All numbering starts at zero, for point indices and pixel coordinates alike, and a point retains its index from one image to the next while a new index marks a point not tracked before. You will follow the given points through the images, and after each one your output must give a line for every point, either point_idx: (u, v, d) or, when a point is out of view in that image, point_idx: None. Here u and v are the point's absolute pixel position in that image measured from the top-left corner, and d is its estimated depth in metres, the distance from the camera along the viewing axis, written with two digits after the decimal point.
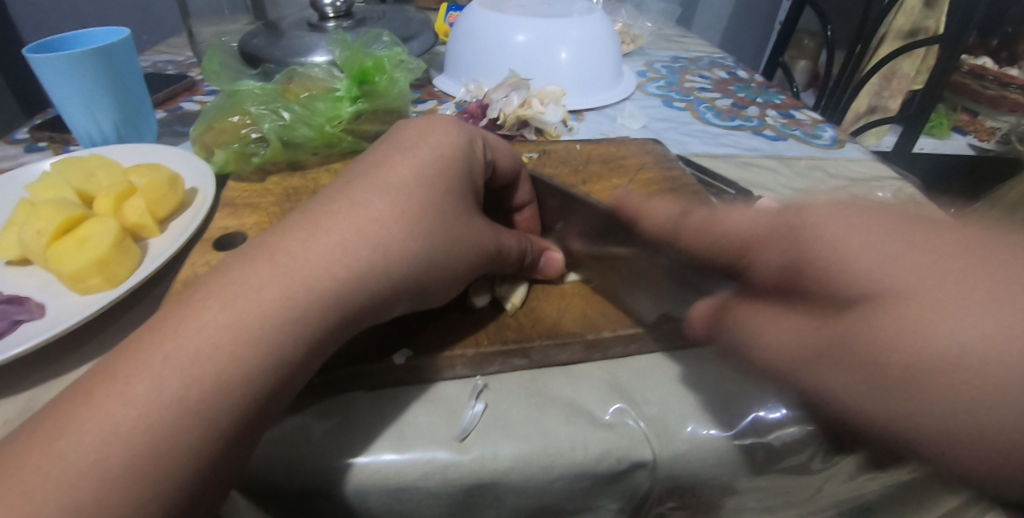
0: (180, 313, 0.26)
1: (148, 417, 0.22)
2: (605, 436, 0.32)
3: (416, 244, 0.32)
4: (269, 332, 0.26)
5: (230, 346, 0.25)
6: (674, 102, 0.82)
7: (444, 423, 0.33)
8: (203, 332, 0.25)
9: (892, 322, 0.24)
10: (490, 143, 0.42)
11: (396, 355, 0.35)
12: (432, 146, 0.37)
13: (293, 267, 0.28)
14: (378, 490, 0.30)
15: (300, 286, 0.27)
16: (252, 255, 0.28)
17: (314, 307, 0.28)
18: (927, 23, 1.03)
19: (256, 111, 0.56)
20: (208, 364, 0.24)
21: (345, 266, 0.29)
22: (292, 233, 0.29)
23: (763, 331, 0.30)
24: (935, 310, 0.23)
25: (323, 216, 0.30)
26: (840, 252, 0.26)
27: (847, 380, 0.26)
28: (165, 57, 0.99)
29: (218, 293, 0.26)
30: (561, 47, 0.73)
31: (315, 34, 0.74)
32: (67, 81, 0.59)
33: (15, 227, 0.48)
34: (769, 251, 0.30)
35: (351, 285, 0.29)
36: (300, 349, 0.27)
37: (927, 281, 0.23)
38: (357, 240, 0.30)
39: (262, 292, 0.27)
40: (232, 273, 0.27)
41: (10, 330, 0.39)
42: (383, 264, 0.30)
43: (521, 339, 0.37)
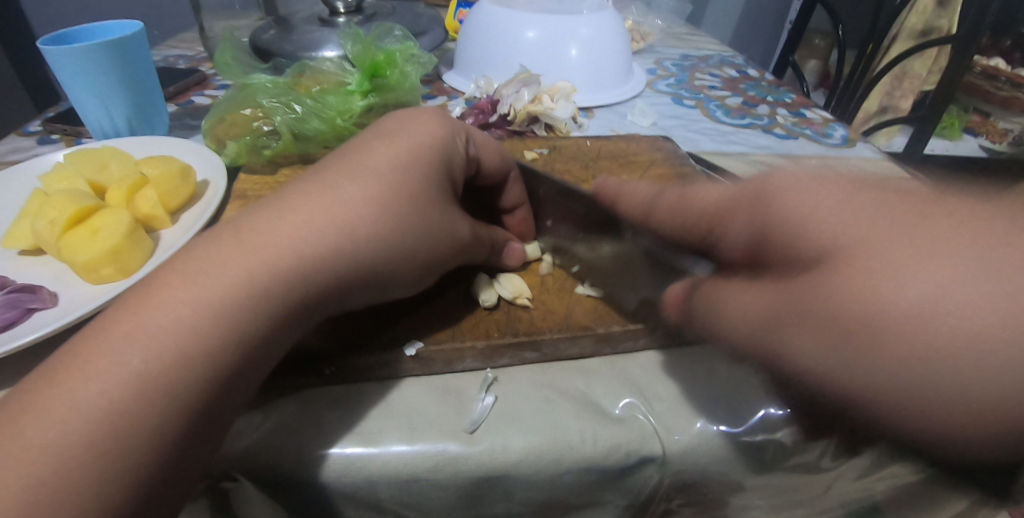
0: (146, 292, 0.25)
1: (107, 393, 0.22)
2: (616, 430, 0.32)
3: (382, 228, 0.32)
4: (228, 310, 0.26)
5: (191, 321, 0.25)
6: (684, 99, 0.81)
7: (454, 415, 0.33)
8: (167, 308, 0.25)
9: (850, 286, 0.23)
10: (474, 138, 0.42)
11: (407, 346, 0.35)
12: (411, 133, 0.37)
13: (259, 249, 0.28)
14: (384, 480, 0.30)
15: (264, 268, 0.27)
16: (217, 236, 0.29)
17: (276, 284, 0.28)
18: (941, 22, 1.01)
19: (268, 104, 0.56)
20: (172, 339, 0.24)
21: (312, 245, 0.29)
22: (261, 215, 0.30)
23: (732, 302, 0.30)
24: (909, 260, 0.21)
25: (292, 198, 0.31)
26: (805, 214, 0.25)
27: (808, 340, 0.26)
28: (176, 51, 1.00)
29: (183, 273, 0.26)
30: (571, 43, 0.73)
31: (325, 29, 0.75)
32: (81, 73, 0.60)
33: (28, 218, 0.49)
34: (736, 221, 0.29)
35: (315, 268, 0.29)
36: (263, 325, 0.27)
37: (877, 242, 0.22)
38: (324, 223, 0.30)
39: (225, 271, 0.27)
40: (198, 250, 0.28)
41: (22, 318, 0.40)
42: (350, 246, 0.30)
43: (532, 331, 0.37)
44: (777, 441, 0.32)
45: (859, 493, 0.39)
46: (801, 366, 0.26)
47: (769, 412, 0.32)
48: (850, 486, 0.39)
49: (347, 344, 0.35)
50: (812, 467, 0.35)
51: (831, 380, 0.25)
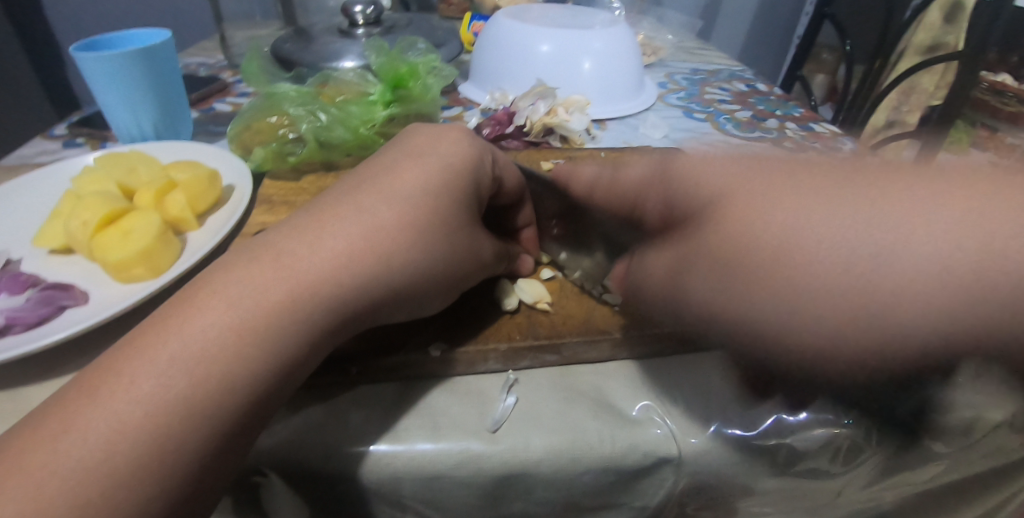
0: (188, 311, 0.27)
1: (159, 413, 0.24)
2: (634, 432, 0.33)
3: (418, 254, 0.33)
4: (275, 336, 0.27)
5: (235, 345, 0.26)
6: (695, 112, 0.83)
7: (476, 414, 0.34)
8: (214, 328, 0.26)
9: (741, 214, 0.19)
10: (500, 160, 0.43)
11: (432, 347, 0.37)
12: (440, 156, 0.38)
13: (298, 269, 0.29)
14: (409, 475, 0.31)
15: (304, 293, 0.29)
16: (256, 255, 0.30)
17: (318, 308, 0.29)
18: (948, 38, 1.03)
19: (294, 112, 0.58)
20: (219, 357, 0.26)
21: (350, 270, 0.30)
22: (298, 234, 0.31)
23: (649, 270, 0.28)
24: (797, 208, 0.17)
25: (327, 218, 0.32)
26: (697, 166, 0.24)
27: (706, 288, 0.21)
28: (198, 59, 1.02)
29: (223, 294, 0.28)
30: (584, 57, 0.75)
31: (346, 40, 0.77)
32: (111, 80, 0.62)
33: (61, 219, 0.50)
34: (654, 197, 0.29)
35: (354, 294, 0.30)
36: (301, 341, 0.29)
37: (745, 181, 0.20)
38: (361, 246, 0.31)
39: (269, 293, 0.28)
40: (238, 271, 0.29)
41: (55, 315, 0.41)
42: (386, 269, 0.32)
43: (553, 335, 0.38)
44: (790, 445, 0.34)
45: (863, 496, 0.41)
46: (703, 313, 0.22)
47: (783, 418, 0.34)
48: (858, 492, 0.40)
49: (375, 344, 0.36)
50: (821, 472, 0.36)
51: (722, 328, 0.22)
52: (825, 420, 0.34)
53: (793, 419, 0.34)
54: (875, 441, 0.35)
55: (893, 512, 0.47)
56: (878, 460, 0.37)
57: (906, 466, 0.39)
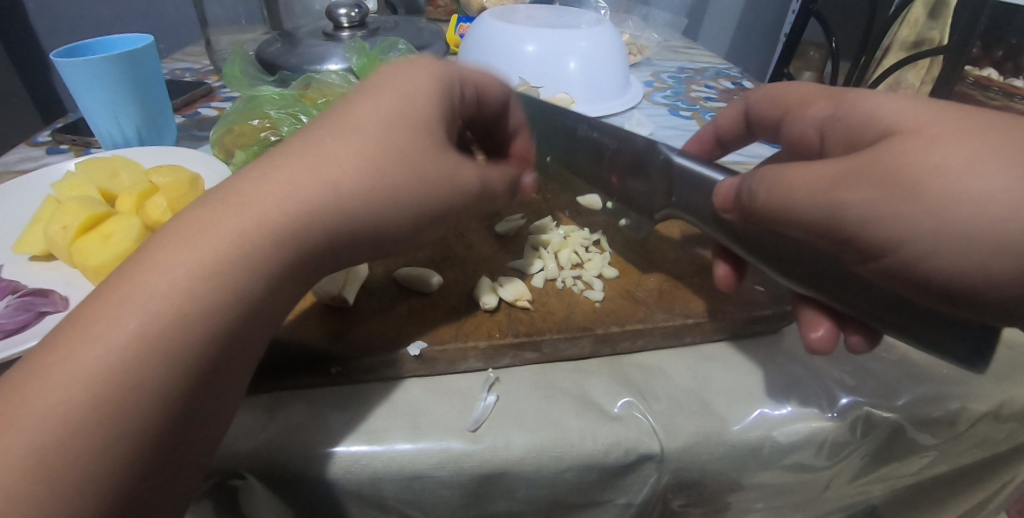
0: (136, 258, 0.26)
1: (107, 357, 0.23)
2: (615, 428, 0.33)
3: (371, 182, 0.31)
4: (228, 273, 0.26)
5: (186, 283, 0.25)
6: (681, 111, 0.83)
7: (457, 414, 0.34)
8: (154, 278, 0.25)
9: (902, 154, 0.26)
10: (469, 76, 0.41)
11: (411, 346, 0.36)
12: (399, 88, 0.35)
13: (246, 203, 0.28)
14: (388, 476, 0.31)
15: (254, 227, 0.27)
16: (209, 198, 0.29)
17: (268, 242, 0.28)
18: (932, 34, 1.01)
19: (275, 114, 0.58)
20: (169, 296, 0.24)
21: (298, 198, 0.29)
22: (251, 173, 0.30)
23: (785, 186, 0.29)
24: (955, 159, 0.25)
25: (275, 158, 0.30)
26: (873, 105, 0.29)
27: (871, 194, 0.26)
28: (184, 64, 1.02)
29: (170, 234, 0.27)
30: (570, 57, 0.75)
31: (330, 43, 0.77)
32: (91, 85, 0.61)
33: (40, 224, 0.50)
34: (813, 107, 0.35)
35: (305, 222, 0.29)
36: (257, 281, 0.27)
37: (931, 132, 0.26)
38: (309, 176, 0.29)
39: (217, 228, 0.27)
40: (188, 214, 0.28)
41: (33, 321, 0.40)
42: (337, 201, 0.30)
43: (533, 332, 0.38)
44: (773, 440, 0.34)
45: (851, 489, 0.41)
46: (861, 222, 0.27)
47: (766, 412, 0.35)
48: (846, 485, 0.40)
49: (357, 345, 0.36)
50: (809, 465, 0.36)
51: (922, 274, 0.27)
52: (807, 414, 0.35)
53: (777, 413, 0.35)
54: (861, 432, 0.35)
55: (884, 506, 0.47)
56: (865, 452, 0.37)
57: (892, 457, 0.39)
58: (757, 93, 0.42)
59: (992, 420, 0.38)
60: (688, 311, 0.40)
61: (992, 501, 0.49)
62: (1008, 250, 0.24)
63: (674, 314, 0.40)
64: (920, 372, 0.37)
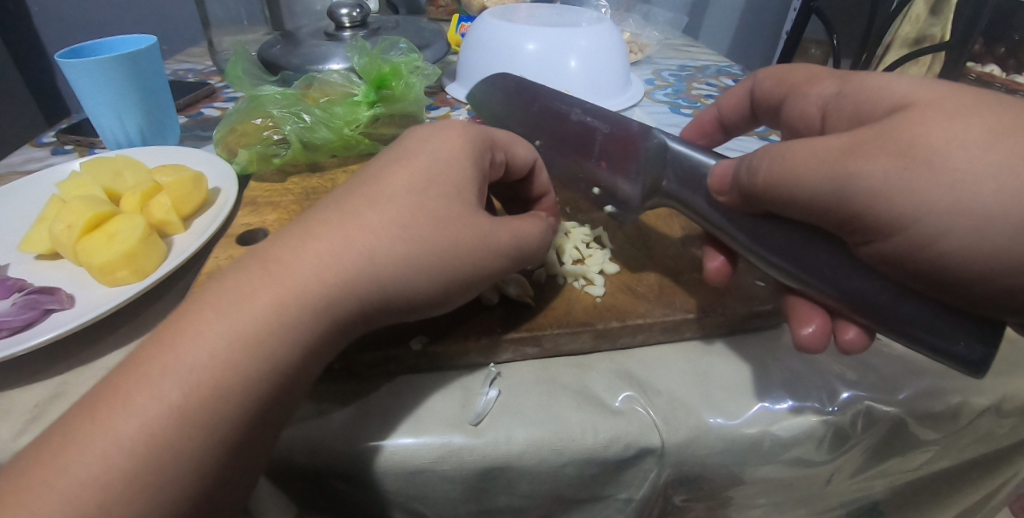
0: (181, 321, 0.27)
1: (146, 428, 0.24)
2: (616, 422, 0.33)
3: (411, 250, 0.31)
4: (268, 350, 0.27)
5: (225, 355, 0.26)
6: (681, 108, 0.83)
7: (459, 408, 0.34)
8: (197, 357, 0.25)
9: (913, 125, 0.27)
10: (500, 142, 0.40)
11: (413, 340, 0.36)
12: (430, 153, 0.36)
13: (286, 275, 0.28)
14: (391, 469, 0.31)
15: (293, 300, 0.28)
16: (247, 264, 0.29)
17: (305, 311, 0.28)
18: (933, 30, 1.00)
19: (278, 113, 0.58)
20: (216, 367, 0.25)
21: (335, 269, 0.29)
22: (291, 237, 0.30)
23: (793, 164, 0.29)
24: (960, 132, 0.26)
25: (312, 226, 0.31)
26: (874, 84, 0.30)
27: (883, 166, 0.27)
28: (186, 65, 1.03)
29: (212, 302, 0.27)
30: (570, 55, 0.75)
31: (332, 43, 0.77)
32: (95, 86, 0.61)
33: (46, 223, 0.50)
34: (817, 86, 0.36)
35: (342, 294, 0.29)
36: (295, 355, 0.28)
37: (939, 106, 0.27)
38: (345, 248, 0.30)
39: (256, 300, 0.27)
40: (227, 280, 0.28)
41: (40, 319, 0.41)
42: (374, 270, 0.30)
43: (535, 327, 0.38)
44: (774, 434, 0.34)
45: (853, 484, 0.41)
46: (869, 193, 0.27)
47: (767, 406, 0.35)
48: (847, 481, 0.41)
49: (358, 340, 0.36)
50: (809, 460, 0.36)
51: (915, 250, 0.28)
52: (808, 408, 0.35)
53: (779, 407, 0.35)
54: (861, 426, 0.35)
55: (886, 501, 0.47)
56: (866, 447, 0.37)
57: (893, 452, 0.39)
58: (763, 72, 0.42)
59: (994, 415, 0.38)
60: (687, 306, 0.40)
61: (994, 497, 0.49)
62: (996, 225, 0.26)
63: (674, 310, 0.40)
64: (922, 367, 0.37)
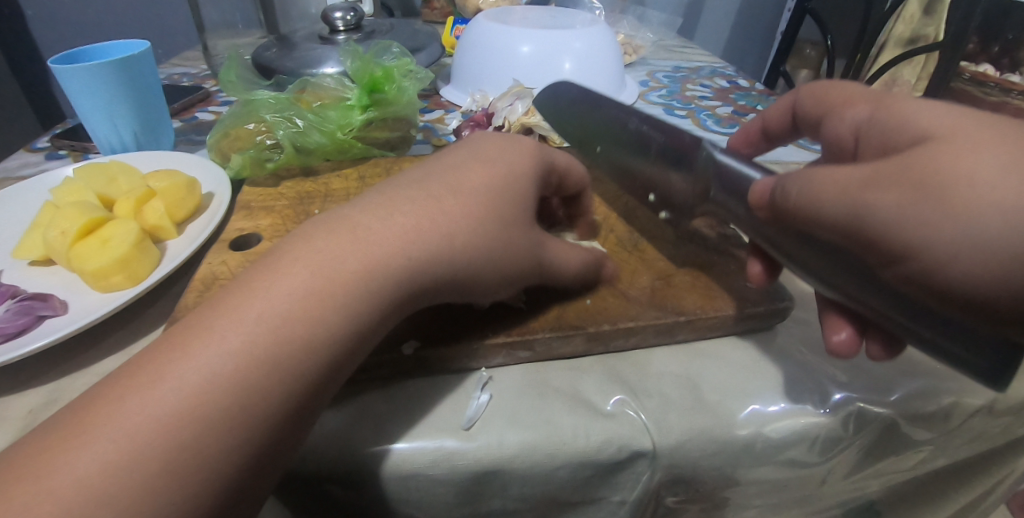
0: (251, 279, 0.28)
1: (200, 386, 0.23)
2: (607, 425, 0.33)
3: (481, 240, 0.33)
4: (339, 311, 0.27)
5: (299, 311, 0.26)
6: (676, 110, 0.83)
7: (450, 413, 0.34)
8: (263, 311, 0.26)
9: (931, 158, 0.26)
10: (558, 165, 0.43)
11: (405, 345, 0.36)
12: (507, 163, 0.38)
13: (370, 243, 0.30)
14: (381, 474, 0.31)
15: (372, 266, 0.29)
16: (331, 228, 0.31)
17: (379, 282, 0.29)
18: (928, 30, 1.01)
19: (271, 118, 0.58)
20: (270, 326, 0.26)
21: (413, 248, 0.31)
22: (370, 210, 0.32)
23: (819, 183, 0.29)
24: (982, 165, 0.25)
25: (397, 202, 0.33)
26: (909, 113, 0.30)
27: (894, 199, 0.26)
28: (181, 69, 1.02)
29: (288, 264, 0.28)
30: (564, 58, 0.75)
31: (326, 46, 0.77)
32: (89, 91, 0.61)
33: (40, 229, 0.50)
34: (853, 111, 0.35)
35: (416, 266, 0.31)
36: (350, 329, 0.28)
37: (964, 136, 0.26)
38: (421, 226, 0.32)
39: (342, 263, 0.29)
40: (313, 240, 0.30)
41: (33, 325, 0.41)
42: (446, 252, 0.32)
43: (526, 331, 0.38)
44: (766, 436, 0.34)
45: (846, 485, 0.41)
46: (886, 221, 0.27)
47: (760, 408, 0.35)
48: (841, 481, 0.41)
49: None
50: (802, 461, 0.37)
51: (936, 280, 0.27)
52: (801, 409, 0.35)
53: (773, 410, 0.35)
54: (853, 428, 0.36)
55: (880, 502, 0.47)
56: (859, 448, 0.37)
57: (886, 453, 0.39)
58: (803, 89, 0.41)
59: (986, 416, 0.38)
60: (679, 309, 0.40)
61: (988, 497, 0.49)
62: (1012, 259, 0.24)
63: (666, 312, 0.40)
64: (915, 368, 0.37)
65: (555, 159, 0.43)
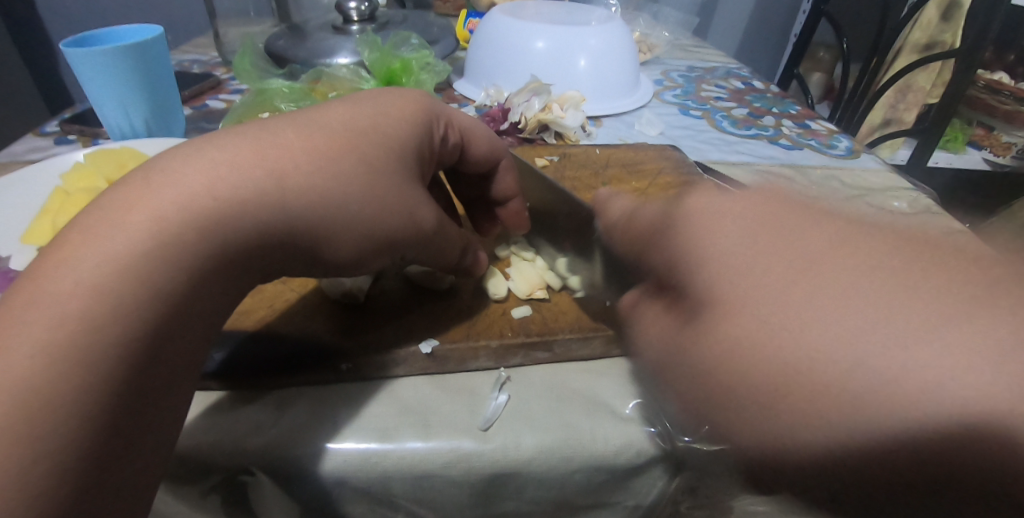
0: (57, 245, 0.23)
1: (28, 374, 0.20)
2: (626, 429, 0.33)
3: (320, 182, 0.29)
4: (145, 272, 0.23)
5: (97, 280, 0.22)
6: (691, 110, 0.82)
7: (467, 413, 0.34)
8: (72, 274, 0.22)
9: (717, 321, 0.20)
10: (454, 121, 0.39)
11: (423, 344, 0.37)
12: (378, 104, 0.34)
13: (170, 189, 0.25)
14: (398, 474, 0.31)
15: (175, 214, 0.24)
16: (130, 180, 0.25)
17: (184, 229, 0.24)
18: (944, 37, 1.02)
19: (285, 107, 0.57)
20: (78, 295, 0.22)
21: (229, 183, 0.26)
22: (185, 153, 0.26)
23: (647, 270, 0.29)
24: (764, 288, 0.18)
25: (218, 139, 0.27)
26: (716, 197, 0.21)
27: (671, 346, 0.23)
28: (191, 56, 1.02)
29: (86, 225, 0.24)
30: (580, 54, 0.75)
31: (339, 36, 0.76)
32: (100, 75, 0.61)
33: (49, 215, 0.50)
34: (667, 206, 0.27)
35: (233, 212, 0.26)
36: (178, 279, 0.24)
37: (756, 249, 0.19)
38: (250, 161, 0.27)
39: (131, 214, 0.24)
40: (108, 198, 0.25)
41: None
42: (277, 192, 0.27)
43: (545, 332, 0.38)
44: None
45: None
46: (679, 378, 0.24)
47: None
48: None
49: (367, 342, 0.37)
50: None
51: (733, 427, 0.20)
52: None
53: None
54: None
55: None
56: None
57: None
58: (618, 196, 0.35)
59: None
60: None
61: None
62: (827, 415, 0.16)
63: None
64: None
65: (464, 126, 0.41)
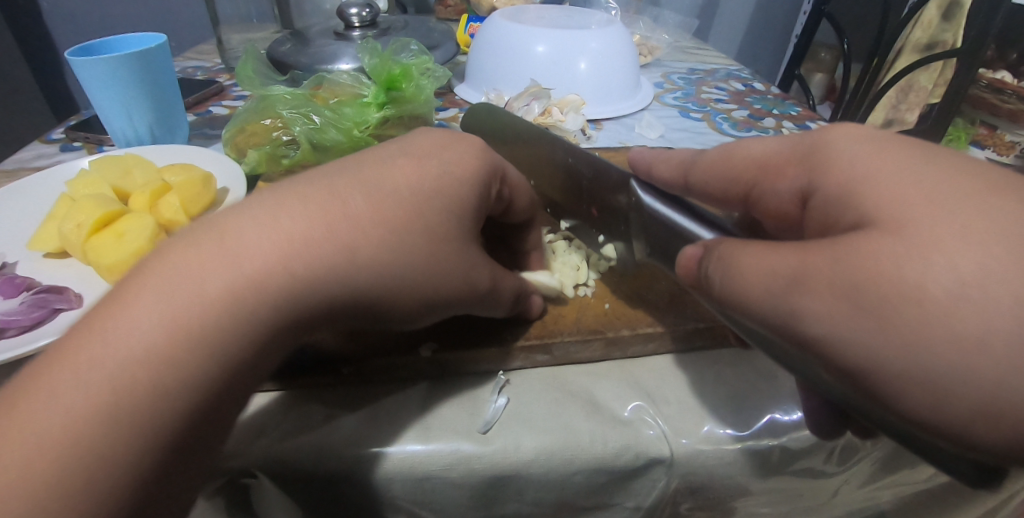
0: (117, 296, 0.23)
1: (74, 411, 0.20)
2: (625, 432, 0.33)
3: (388, 253, 0.28)
4: (217, 342, 0.23)
5: (169, 345, 0.22)
6: (691, 112, 0.83)
7: (468, 417, 0.34)
8: (137, 330, 0.21)
9: (869, 257, 0.22)
10: (509, 178, 0.38)
11: (422, 347, 0.36)
12: (441, 161, 0.33)
13: (243, 253, 0.24)
14: (400, 476, 0.31)
15: (246, 285, 0.24)
16: (199, 231, 0.25)
17: (259, 304, 0.24)
18: (945, 37, 1.01)
19: (287, 114, 0.58)
20: (141, 362, 0.21)
21: (306, 259, 0.25)
22: (253, 209, 0.26)
23: (744, 270, 0.27)
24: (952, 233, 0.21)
25: (289, 197, 0.27)
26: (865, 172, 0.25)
27: (824, 304, 0.23)
28: (194, 63, 1.03)
29: (150, 281, 0.23)
30: (580, 58, 0.75)
31: (341, 42, 0.77)
32: (104, 83, 0.61)
33: (55, 221, 0.50)
34: (787, 176, 0.30)
35: (307, 286, 0.25)
36: (243, 347, 0.24)
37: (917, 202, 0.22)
38: (321, 234, 0.26)
39: (207, 282, 0.23)
40: (171, 253, 0.24)
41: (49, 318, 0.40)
42: (348, 265, 0.27)
43: (544, 335, 0.38)
44: (782, 447, 0.34)
45: (860, 498, 0.41)
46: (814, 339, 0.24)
47: (776, 418, 0.34)
48: (856, 491, 0.40)
49: (367, 345, 0.36)
50: (817, 471, 0.36)
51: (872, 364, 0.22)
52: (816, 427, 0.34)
53: (787, 419, 0.34)
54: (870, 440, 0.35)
55: None
56: (875, 460, 0.37)
57: (901, 465, 0.38)
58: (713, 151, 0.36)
59: None
60: (696, 316, 0.40)
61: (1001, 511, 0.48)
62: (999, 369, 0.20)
63: (684, 317, 0.40)
64: None
65: (515, 182, 0.39)
